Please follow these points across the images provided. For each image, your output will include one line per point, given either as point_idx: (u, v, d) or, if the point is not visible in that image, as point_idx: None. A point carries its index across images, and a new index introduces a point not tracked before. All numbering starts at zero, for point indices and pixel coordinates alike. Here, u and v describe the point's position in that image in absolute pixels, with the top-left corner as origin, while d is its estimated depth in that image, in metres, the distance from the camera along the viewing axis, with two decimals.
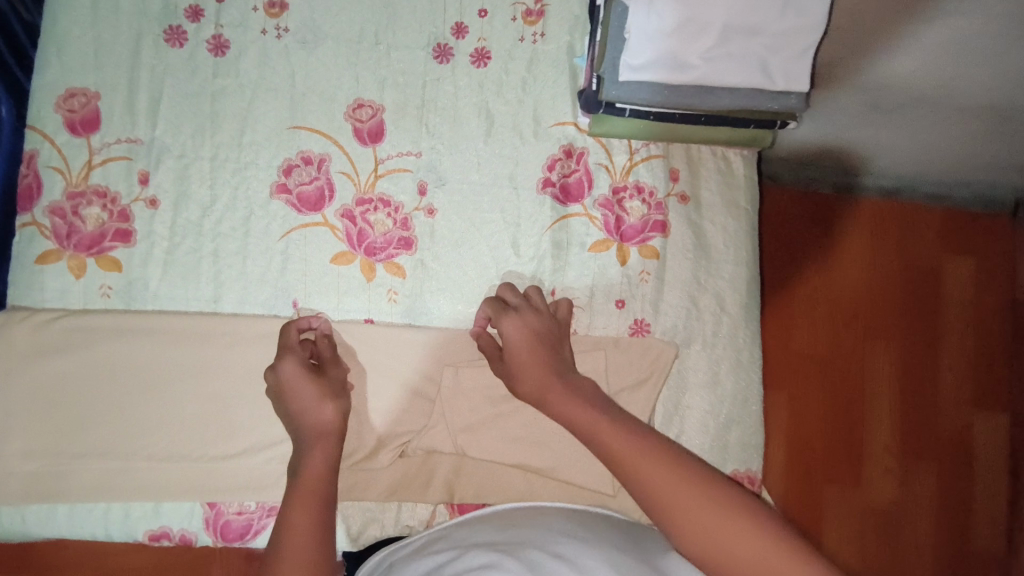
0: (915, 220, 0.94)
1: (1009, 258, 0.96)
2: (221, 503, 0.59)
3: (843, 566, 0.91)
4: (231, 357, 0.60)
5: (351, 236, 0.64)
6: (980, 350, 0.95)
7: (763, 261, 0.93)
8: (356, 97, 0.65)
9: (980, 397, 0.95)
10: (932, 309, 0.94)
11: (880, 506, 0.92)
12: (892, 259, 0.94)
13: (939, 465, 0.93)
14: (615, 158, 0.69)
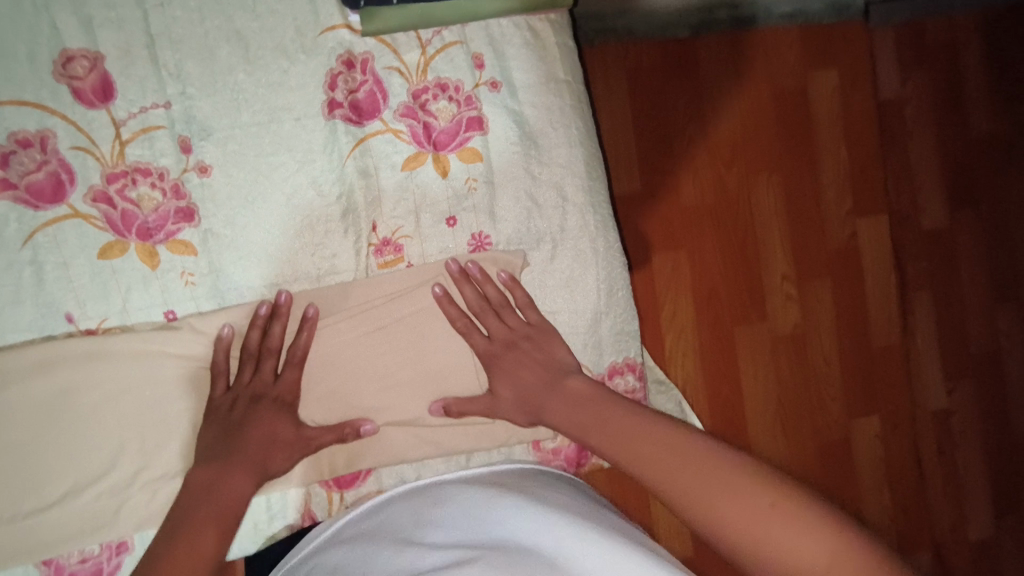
0: (778, 54, 1.08)
1: (864, 63, 1.12)
2: (58, 558, 0.54)
3: (763, 383, 1.12)
4: (8, 399, 0.53)
5: (114, 222, 0.54)
6: (853, 164, 1.13)
7: (644, 127, 1.04)
8: (62, 50, 0.53)
9: (859, 204, 1.14)
10: (804, 136, 1.11)
11: (787, 329, 1.12)
12: (762, 99, 1.08)
13: (830, 273, 1.14)
14: (406, 57, 0.58)
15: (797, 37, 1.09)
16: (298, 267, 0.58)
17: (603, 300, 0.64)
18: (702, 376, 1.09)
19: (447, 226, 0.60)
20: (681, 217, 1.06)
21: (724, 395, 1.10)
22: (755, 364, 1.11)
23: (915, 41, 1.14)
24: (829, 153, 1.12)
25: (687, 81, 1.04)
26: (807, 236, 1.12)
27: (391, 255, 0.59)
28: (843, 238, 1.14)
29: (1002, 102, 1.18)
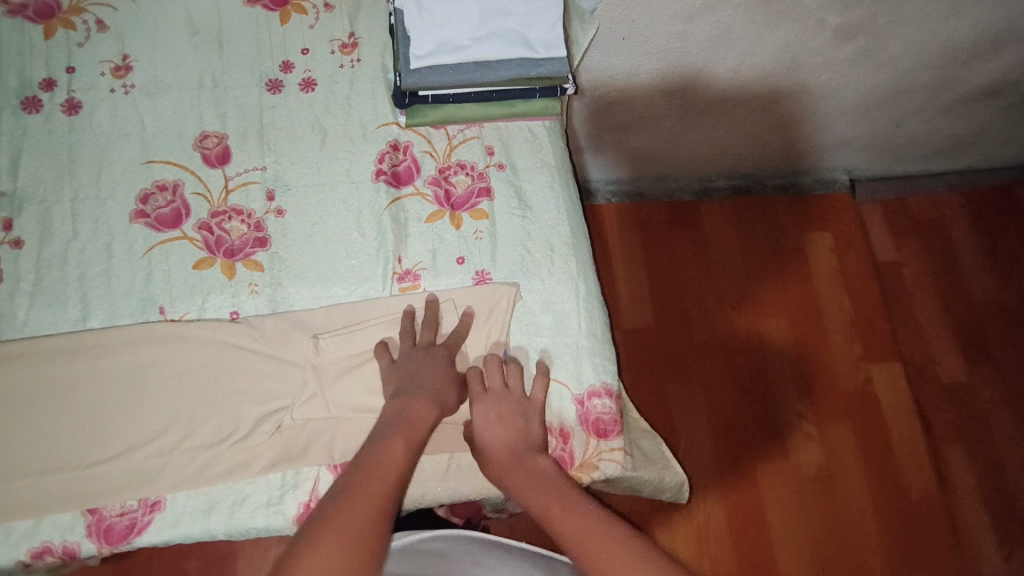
0: (775, 228, 1.58)
1: (851, 237, 1.59)
2: (102, 508, 0.63)
3: (795, 521, 1.32)
4: (101, 366, 0.67)
5: (209, 243, 0.73)
6: (854, 317, 1.51)
7: (665, 278, 1.52)
8: (202, 130, 0.77)
9: (866, 354, 1.48)
10: (809, 298, 1.52)
11: (812, 469, 1.37)
12: (766, 266, 1.55)
13: (848, 415, 1.42)
14: (437, 145, 0.80)
15: (790, 208, 1.60)
16: (338, 288, 0.74)
17: (584, 333, 0.75)
18: (726, 505, 1.33)
19: (457, 264, 0.76)
20: (696, 349, 1.45)
21: (749, 524, 1.31)
22: (778, 495, 1.34)
23: (902, 212, 1.62)
24: (834, 313, 1.52)
25: (694, 243, 1.55)
26: (823, 380, 1.45)
27: (410, 282, 0.74)
28: (859, 381, 1.45)
29: (986, 275, 1.57)
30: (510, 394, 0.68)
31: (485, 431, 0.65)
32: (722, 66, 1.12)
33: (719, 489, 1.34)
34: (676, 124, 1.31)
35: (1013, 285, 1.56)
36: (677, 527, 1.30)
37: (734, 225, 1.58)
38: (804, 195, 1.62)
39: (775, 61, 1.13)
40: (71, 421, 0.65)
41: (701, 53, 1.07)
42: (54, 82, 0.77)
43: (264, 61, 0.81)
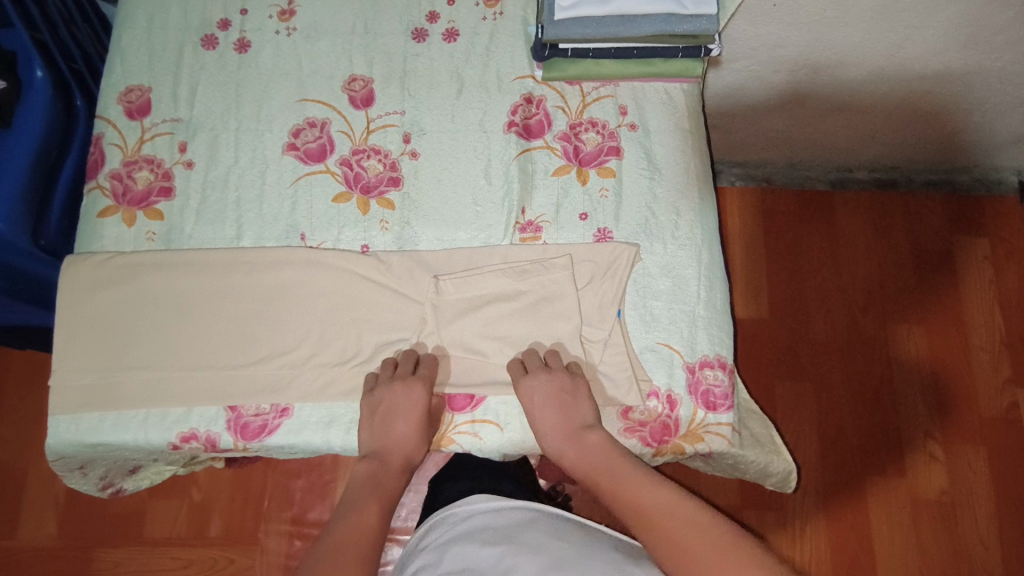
0: (920, 227, 1.44)
1: (1012, 246, 1.42)
2: (241, 407, 0.70)
3: (907, 547, 1.22)
4: (248, 281, 0.74)
5: (349, 179, 0.78)
6: (1004, 336, 1.36)
7: (787, 269, 1.43)
8: (351, 73, 0.82)
9: (1015, 377, 1.33)
10: (953, 307, 1.38)
11: (934, 494, 1.25)
12: (904, 267, 1.41)
13: (985, 441, 1.28)
14: (570, 101, 0.80)
15: (942, 206, 1.45)
16: (462, 233, 0.76)
17: (703, 302, 0.72)
18: (828, 518, 1.24)
19: (579, 219, 0.75)
20: (812, 348, 1.37)
21: (851, 543, 1.22)
22: (890, 516, 1.24)
23: None
24: (980, 327, 1.37)
25: (823, 235, 1.45)
26: (958, 400, 1.31)
27: (530, 233, 0.75)
28: (1001, 406, 1.30)
29: None
30: (555, 371, 0.68)
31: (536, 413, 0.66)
32: (873, 52, 1.04)
33: (821, 500, 1.25)
34: (822, 107, 1.22)
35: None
36: (769, 534, 1.24)
37: (871, 220, 1.45)
38: (958, 195, 1.46)
39: (947, 43, 1.01)
40: (221, 327, 0.72)
41: (855, 33, 1.00)
42: (230, 22, 0.84)
43: (412, 11, 0.84)
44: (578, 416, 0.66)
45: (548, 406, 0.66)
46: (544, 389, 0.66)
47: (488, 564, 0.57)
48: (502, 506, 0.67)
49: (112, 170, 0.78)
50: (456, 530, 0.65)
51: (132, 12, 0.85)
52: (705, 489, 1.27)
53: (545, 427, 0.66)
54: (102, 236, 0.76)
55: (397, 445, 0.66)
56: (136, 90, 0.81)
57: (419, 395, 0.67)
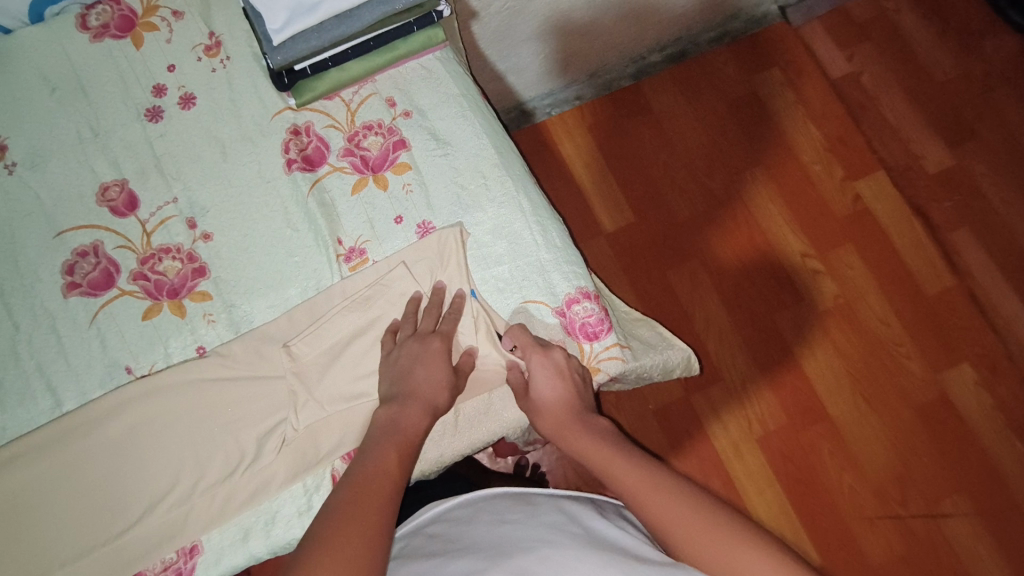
0: (721, 81, 1.53)
1: (800, 63, 1.54)
2: (146, 569, 0.64)
3: (827, 357, 1.33)
4: (91, 443, 0.67)
5: (150, 290, 0.71)
6: (825, 143, 1.48)
7: (629, 168, 1.48)
8: (100, 183, 0.74)
9: (850, 175, 1.45)
10: (776, 139, 1.49)
11: (831, 303, 1.37)
12: (723, 123, 1.50)
13: (850, 239, 1.41)
14: (337, 115, 0.76)
15: (730, 55, 1.55)
16: (292, 290, 0.71)
17: (543, 246, 0.73)
18: (758, 367, 1.33)
19: (397, 224, 0.73)
20: (682, 227, 1.43)
21: (784, 377, 1.32)
22: (805, 340, 1.35)
23: (843, 20, 1.56)
24: (805, 145, 1.48)
25: (647, 125, 1.51)
26: (815, 215, 1.43)
27: (358, 259, 0.72)
28: (849, 202, 1.43)
29: (949, 49, 1.52)
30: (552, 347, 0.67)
31: (545, 391, 0.65)
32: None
33: (745, 353, 1.34)
34: (584, 15, 1.24)
35: (976, 54, 1.51)
36: (719, 408, 1.31)
37: (680, 94, 1.53)
38: (740, 40, 1.56)
39: None
40: (85, 503, 0.65)
41: None
42: None
43: (135, 93, 0.77)
44: (580, 395, 0.66)
45: (557, 380, 0.65)
46: (559, 372, 0.66)
47: (443, 569, 0.55)
48: (444, 507, 0.66)
49: None
50: (400, 548, 0.63)
51: None
52: (651, 396, 1.34)
53: (547, 402, 0.65)
54: None
55: (419, 391, 0.64)
56: None
57: (442, 350, 0.66)
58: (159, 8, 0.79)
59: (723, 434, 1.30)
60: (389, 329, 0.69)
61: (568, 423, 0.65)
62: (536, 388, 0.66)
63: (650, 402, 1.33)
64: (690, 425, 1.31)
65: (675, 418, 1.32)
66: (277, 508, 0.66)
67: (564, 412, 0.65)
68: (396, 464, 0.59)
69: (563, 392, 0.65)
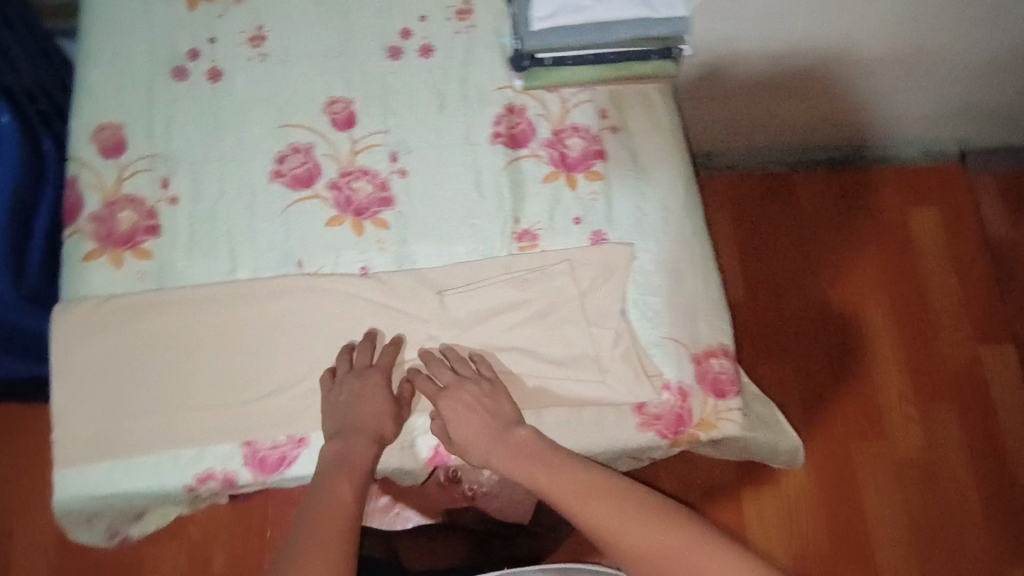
0: (874, 201, 1.52)
1: (959, 211, 1.51)
2: (256, 441, 0.69)
3: (890, 506, 1.29)
4: (248, 313, 0.73)
5: (340, 202, 0.77)
6: (960, 296, 1.44)
7: (757, 250, 1.48)
8: (330, 96, 0.81)
9: (976, 337, 1.41)
10: (912, 274, 1.46)
11: (912, 454, 1.32)
12: (863, 240, 1.49)
13: (954, 399, 1.36)
14: (551, 108, 0.81)
15: (892, 179, 1.53)
16: (461, 247, 0.76)
17: (701, 294, 0.75)
18: (817, 487, 1.30)
19: (574, 224, 0.77)
20: (789, 324, 1.42)
21: (840, 507, 1.29)
22: (873, 480, 1.30)
23: (1016, 185, 1.53)
24: (940, 291, 1.44)
25: (787, 216, 1.51)
26: (926, 362, 1.39)
27: (528, 242, 0.76)
28: (966, 359, 1.38)
29: None
30: (473, 378, 0.68)
31: (456, 424, 0.66)
32: (824, 35, 1.09)
33: (811, 468, 1.31)
34: (774, 93, 1.25)
35: None
36: (766, 513, 1.29)
37: (830, 198, 1.52)
38: (908, 167, 1.54)
39: (879, 26, 1.08)
40: (224, 366, 0.71)
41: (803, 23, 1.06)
42: (199, 52, 0.82)
43: (386, 30, 0.84)
44: (498, 416, 0.65)
45: (468, 413, 0.65)
46: (470, 401, 0.66)
47: None
48: None
49: (92, 213, 0.75)
50: None
51: (96, 48, 0.82)
52: (703, 474, 1.30)
53: (461, 431, 0.65)
54: (90, 281, 0.73)
55: (361, 426, 0.66)
56: (109, 128, 0.78)
57: (379, 386, 0.68)
58: None
59: (762, 540, 1.26)
60: (327, 371, 0.70)
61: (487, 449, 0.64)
62: (455, 425, 0.66)
63: (699, 479, 1.30)
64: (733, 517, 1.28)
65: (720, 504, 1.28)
66: None
67: (478, 429, 0.65)
68: (351, 495, 0.61)
69: (478, 414, 0.65)
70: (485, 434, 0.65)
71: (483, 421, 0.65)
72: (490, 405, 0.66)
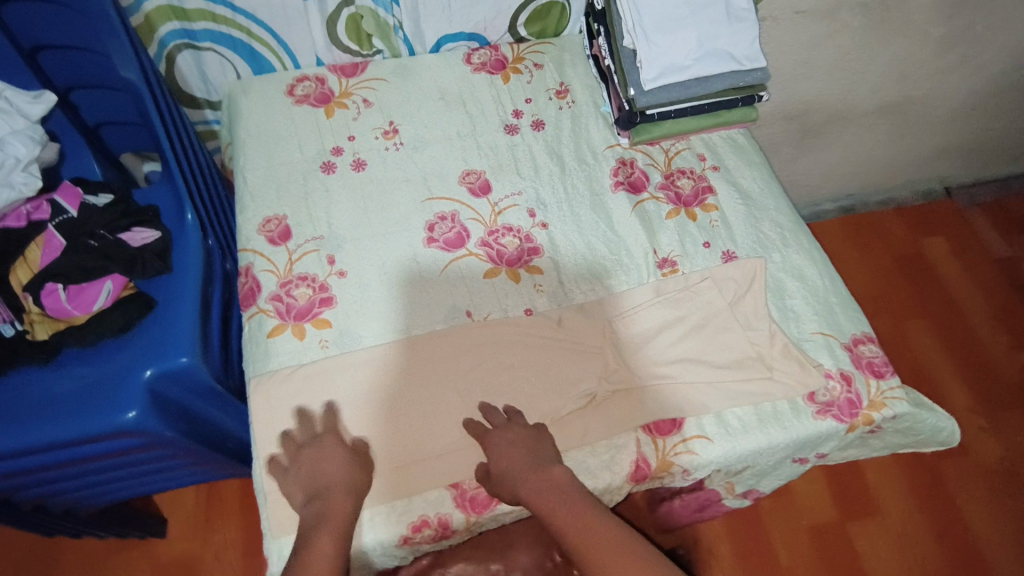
0: (889, 237, 1.65)
1: (963, 238, 1.66)
2: (462, 483, 0.71)
3: (995, 519, 1.29)
4: (428, 366, 0.77)
5: (492, 256, 0.84)
6: (989, 311, 1.55)
7: None
8: (464, 168, 0.91)
9: (1016, 346, 1.50)
10: (942, 296, 1.57)
11: (998, 465, 1.35)
12: (891, 272, 1.60)
13: (1017, 405, 1.42)
14: (657, 157, 0.94)
15: (897, 217, 1.68)
16: (611, 280, 0.84)
17: (832, 291, 0.83)
18: (920, 511, 1.29)
19: (704, 248, 0.86)
20: None
21: (950, 528, 1.28)
22: (971, 495, 1.32)
23: (1003, 212, 1.70)
24: (971, 309, 1.56)
25: None
26: (981, 374, 1.46)
27: (669, 268, 0.85)
28: (1015, 370, 1.47)
29: None
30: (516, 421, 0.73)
31: (501, 457, 0.69)
32: (832, 92, 1.26)
33: (909, 493, 1.31)
34: (796, 146, 1.41)
35: None
36: (881, 546, 1.25)
37: (849, 241, 1.65)
38: (907, 207, 1.70)
39: (880, 78, 1.26)
40: (418, 416, 0.74)
41: (819, 82, 1.23)
42: (342, 148, 0.92)
43: (500, 113, 0.97)
44: (540, 453, 0.70)
45: (513, 446, 0.70)
46: (514, 440, 0.71)
47: None
48: None
49: (271, 293, 0.81)
50: None
51: (250, 154, 0.91)
52: (805, 512, 1.28)
53: (501, 463, 0.69)
54: (278, 353, 0.77)
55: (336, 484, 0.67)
56: (274, 220, 0.86)
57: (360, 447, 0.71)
58: (525, 59, 1.02)
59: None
60: (485, 418, 0.74)
61: (527, 478, 0.67)
62: (494, 463, 0.69)
63: (804, 520, 1.27)
64: (850, 556, 1.24)
65: (833, 543, 1.25)
66: (582, 457, 0.73)
67: (519, 460, 0.69)
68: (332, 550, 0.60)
69: (522, 445, 0.70)
70: (524, 464, 0.68)
71: (523, 453, 0.69)
72: (536, 448, 0.70)
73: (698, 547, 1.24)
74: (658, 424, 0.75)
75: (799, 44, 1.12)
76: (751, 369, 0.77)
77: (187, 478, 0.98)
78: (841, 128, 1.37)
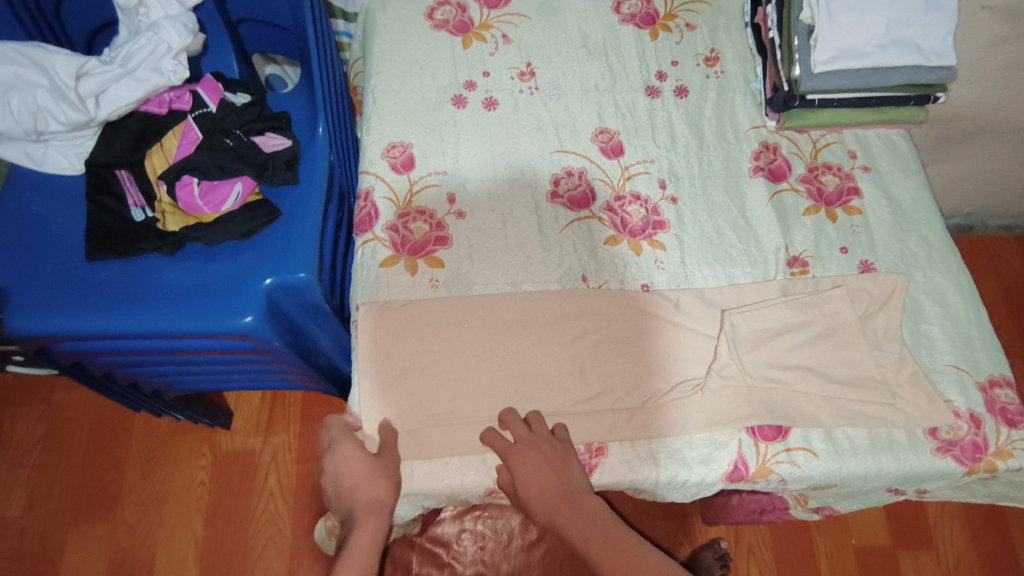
0: (1004, 267, 1.53)
1: None
2: None
3: None
4: (534, 325, 0.74)
5: (616, 223, 0.81)
6: None
7: None
8: (598, 126, 0.87)
9: None
10: None
11: None
12: (997, 304, 1.49)
13: None
14: (803, 147, 0.87)
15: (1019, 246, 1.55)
16: (736, 270, 0.80)
17: (975, 324, 0.77)
18: (979, 557, 1.23)
19: (841, 253, 0.81)
20: None
21: None
22: None
23: None
24: None
25: None
26: None
27: (799, 268, 0.80)
28: None
29: None
30: (539, 435, 0.67)
31: (526, 481, 0.65)
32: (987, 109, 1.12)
33: (969, 536, 1.25)
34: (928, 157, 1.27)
35: None
36: None
37: None
38: None
39: None
40: (520, 375, 0.72)
41: (978, 89, 1.08)
42: (474, 83, 0.89)
43: (644, 72, 0.91)
44: (572, 482, 0.65)
45: (541, 468, 0.65)
46: (540, 458, 0.66)
47: None
48: None
49: (388, 222, 0.79)
50: None
51: (382, 74, 0.88)
52: (855, 531, 1.25)
53: (531, 489, 0.64)
54: (388, 285, 0.76)
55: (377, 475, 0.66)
56: (399, 147, 0.84)
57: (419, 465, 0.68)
58: (678, 17, 0.95)
59: None
60: (586, 388, 0.72)
61: (560, 511, 0.63)
62: (522, 487, 0.65)
63: (852, 538, 1.24)
64: None
65: (878, 566, 1.22)
66: (679, 446, 0.71)
67: (551, 487, 0.64)
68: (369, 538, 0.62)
69: (550, 468, 0.65)
70: (555, 497, 0.64)
71: (553, 479, 0.65)
72: (563, 470, 0.65)
73: (740, 542, 1.22)
74: (763, 430, 0.71)
75: (976, 46, 1.01)
76: (871, 391, 0.72)
77: (269, 383, 1.01)
78: (993, 151, 1.23)
